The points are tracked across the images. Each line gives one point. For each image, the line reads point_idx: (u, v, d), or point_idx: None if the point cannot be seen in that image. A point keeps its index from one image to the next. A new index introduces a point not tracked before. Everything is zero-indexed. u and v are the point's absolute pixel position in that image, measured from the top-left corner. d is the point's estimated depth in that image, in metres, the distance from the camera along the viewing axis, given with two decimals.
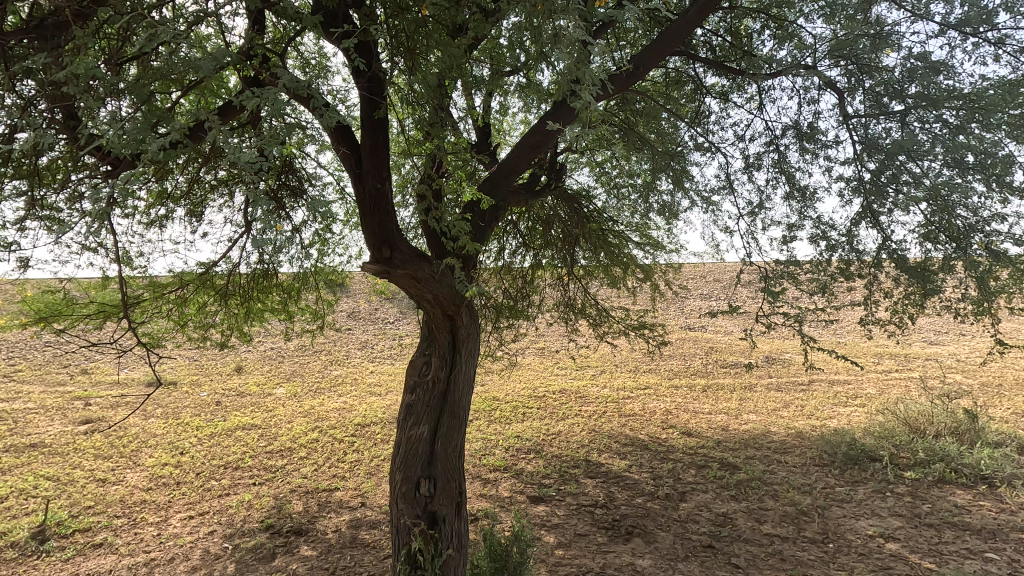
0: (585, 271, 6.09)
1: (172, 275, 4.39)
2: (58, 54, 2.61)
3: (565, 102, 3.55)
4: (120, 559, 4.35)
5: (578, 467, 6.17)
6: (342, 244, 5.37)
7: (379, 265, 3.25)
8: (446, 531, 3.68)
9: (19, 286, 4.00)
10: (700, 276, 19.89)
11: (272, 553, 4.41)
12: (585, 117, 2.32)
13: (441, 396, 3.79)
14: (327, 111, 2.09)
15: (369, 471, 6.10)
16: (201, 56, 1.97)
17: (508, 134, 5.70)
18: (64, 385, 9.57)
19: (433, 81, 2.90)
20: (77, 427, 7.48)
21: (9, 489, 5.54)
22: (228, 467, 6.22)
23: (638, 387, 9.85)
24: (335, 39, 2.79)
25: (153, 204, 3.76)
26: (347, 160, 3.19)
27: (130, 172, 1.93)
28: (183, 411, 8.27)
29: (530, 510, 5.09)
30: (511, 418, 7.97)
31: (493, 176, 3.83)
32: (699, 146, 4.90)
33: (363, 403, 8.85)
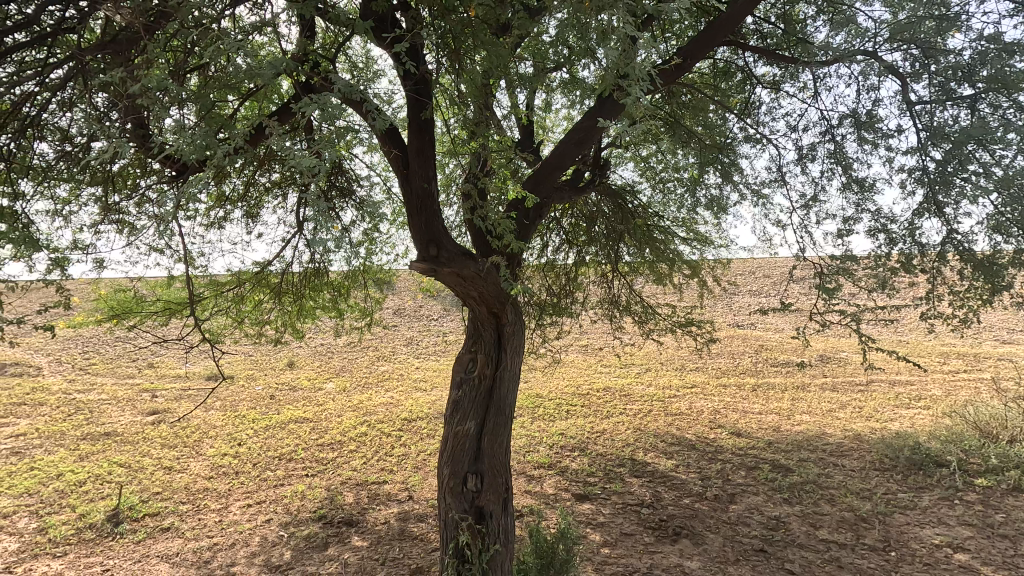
0: (630, 268, 6.01)
1: (231, 274, 4.60)
2: (130, 66, 2.77)
3: (611, 97, 3.51)
4: (186, 543, 4.61)
5: (623, 465, 6.11)
6: (389, 244, 5.50)
7: (425, 264, 3.30)
8: (492, 527, 3.72)
9: (95, 286, 4.30)
10: (749, 272, 19.29)
11: (325, 543, 4.58)
12: (634, 112, 2.30)
13: (486, 393, 3.82)
14: (378, 112, 2.16)
15: (416, 465, 6.24)
16: (260, 66, 2.06)
17: (552, 131, 5.69)
18: (132, 378, 10.19)
19: (479, 81, 2.93)
20: (145, 418, 7.96)
21: (87, 474, 5.95)
22: (282, 458, 6.48)
23: (684, 385, 9.66)
24: (385, 44, 2.87)
25: (213, 206, 3.92)
26: (395, 162, 3.26)
27: (196, 178, 2.06)
28: (241, 404, 8.67)
29: (575, 508, 5.08)
30: (554, 415, 7.96)
31: (537, 173, 3.83)
32: (749, 138, 4.76)
33: (409, 398, 9.04)
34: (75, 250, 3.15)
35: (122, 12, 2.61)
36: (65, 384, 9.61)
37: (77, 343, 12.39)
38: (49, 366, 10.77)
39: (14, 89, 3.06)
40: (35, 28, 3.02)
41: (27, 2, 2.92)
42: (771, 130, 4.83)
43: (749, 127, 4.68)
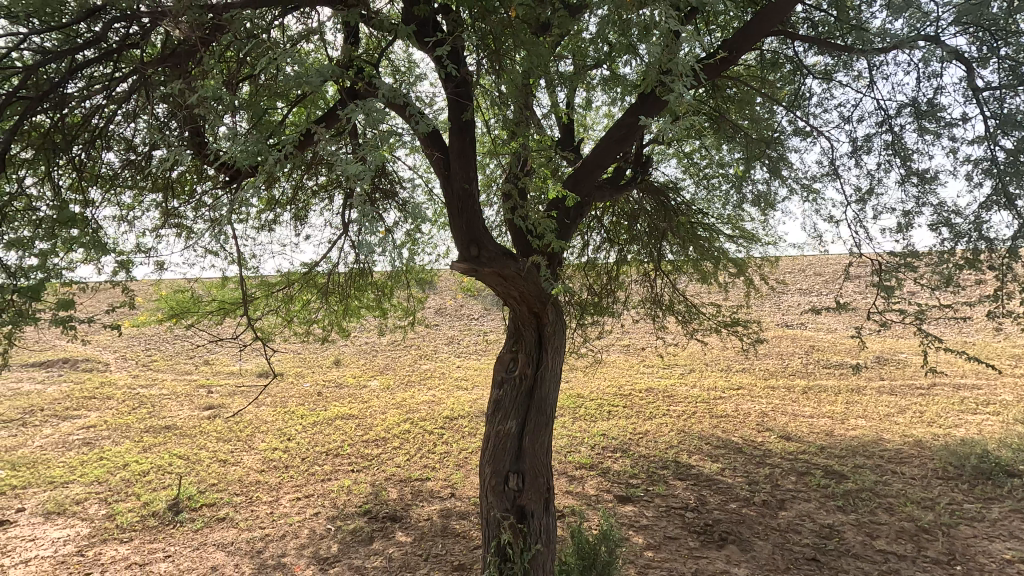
0: (673, 266, 5.89)
1: (281, 275, 4.77)
2: (189, 78, 2.91)
3: (653, 93, 3.45)
4: (240, 533, 4.81)
5: (666, 468, 6.01)
6: (431, 244, 5.57)
7: (467, 264, 3.34)
8: (534, 526, 3.73)
9: (157, 287, 4.54)
10: (799, 270, 18.61)
11: (370, 537, 4.69)
12: (676, 108, 2.26)
13: (527, 393, 3.82)
14: (421, 115, 2.20)
15: (458, 463, 6.31)
16: (307, 73, 2.13)
17: (592, 129, 5.64)
18: (190, 374, 10.71)
19: (519, 81, 2.94)
20: (201, 412, 8.35)
21: (150, 465, 6.30)
22: (329, 454, 6.67)
23: (730, 387, 9.40)
24: (428, 48, 2.91)
25: (264, 210, 4.07)
26: (437, 164, 3.31)
27: (250, 184, 2.15)
28: (290, 400, 8.99)
29: (618, 509, 5.03)
30: (596, 415, 7.89)
31: (578, 172, 3.81)
32: (799, 131, 4.59)
33: (451, 397, 9.15)
34: (139, 254, 3.34)
35: (181, 27, 2.74)
36: (130, 380, 10.19)
37: (141, 341, 13.13)
38: (116, 362, 11.45)
39: (84, 102, 3.25)
40: (102, 45, 3.20)
41: (95, 20, 3.10)
42: (822, 121, 4.65)
43: (799, 119, 4.52)
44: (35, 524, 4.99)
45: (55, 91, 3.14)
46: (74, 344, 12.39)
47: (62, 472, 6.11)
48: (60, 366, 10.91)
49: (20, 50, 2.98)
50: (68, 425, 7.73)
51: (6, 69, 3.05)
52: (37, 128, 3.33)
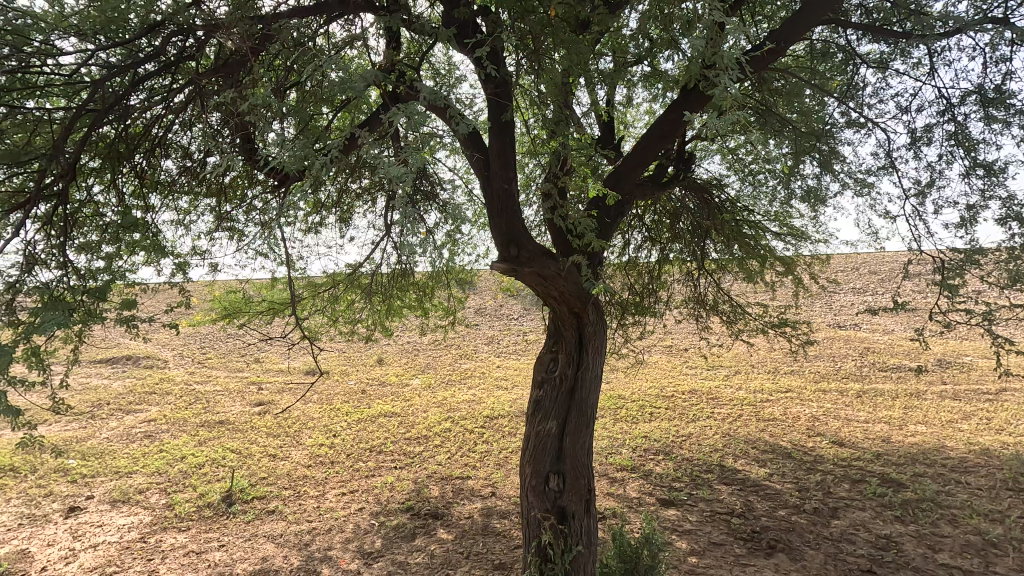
0: (717, 265, 5.73)
1: (327, 275, 4.91)
2: (240, 87, 3.03)
3: (696, 88, 3.36)
4: (289, 526, 4.97)
5: (711, 472, 5.86)
6: (471, 244, 5.60)
7: (507, 264, 3.35)
8: (575, 528, 3.71)
9: (211, 287, 4.74)
10: (852, 269, 17.82)
11: (412, 533, 4.76)
12: (720, 104, 2.20)
13: (567, 393, 3.80)
14: (461, 117, 2.22)
15: (498, 462, 6.33)
16: (352, 79, 2.19)
17: (633, 126, 5.56)
18: (242, 371, 11.16)
19: (559, 80, 2.93)
20: (252, 408, 8.69)
21: (206, 458, 6.59)
22: (373, 451, 6.82)
23: (778, 389, 9.09)
24: (468, 50, 2.93)
25: (310, 212, 4.19)
26: (477, 164, 3.33)
27: (297, 187, 2.23)
28: (336, 397, 9.24)
29: (661, 513, 4.93)
30: (637, 417, 7.77)
31: (618, 170, 3.77)
32: (852, 122, 4.39)
33: (491, 396, 9.20)
34: (194, 256, 3.50)
35: (233, 37, 2.86)
36: (187, 376, 10.70)
37: (197, 339, 13.77)
38: (174, 359, 12.05)
39: (145, 113, 3.42)
40: (162, 58, 3.36)
41: (156, 35, 3.26)
42: (878, 112, 4.44)
43: (852, 110, 4.33)
44: (102, 511, 5.30)
45: (119, 104, 3.31)
46: (137, 342, 13.12)
47: (126, 462, 6.47)
48: (124, 362, 11.56)
49: (88, 66, 3.16)
50: (131, 418, 8.18)
51: (75, 84, 3.25)
52: (104, 138, 3.53)
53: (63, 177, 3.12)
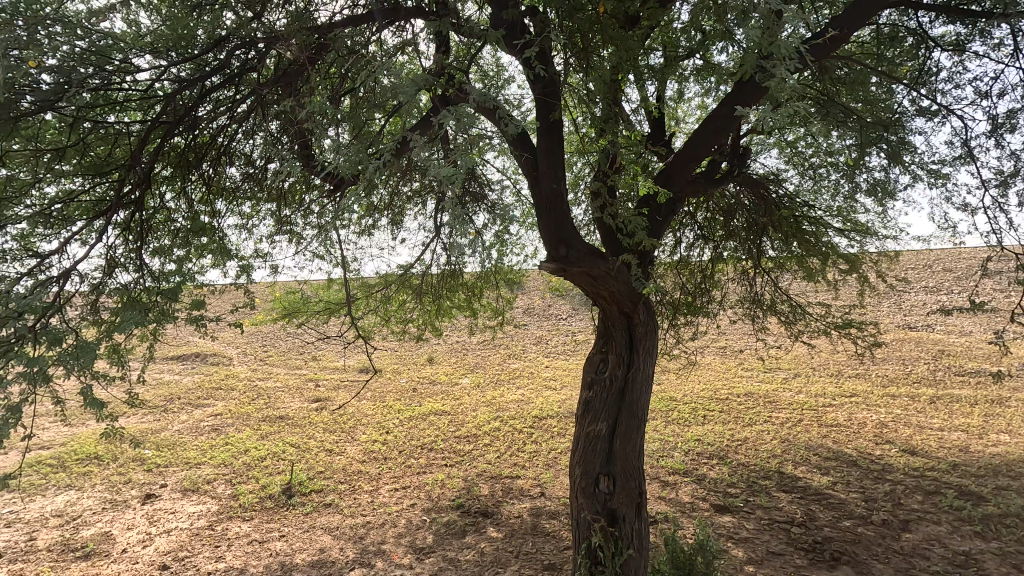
0: (775, 263, 5.51)
1: (379, 275, 5.03)
2: (298, 95, 3.17)
3: (752, 80, 3.26)
4: (344, 519, 5.14)
5: (769, 478, 5.64)
6: (519, 244, 5.62)
7: (556, 264, 3.34)
8: (626, 531, 3.66)
9: (272, 288, 4.96)
10: (924, 266, 16.73)
11: (463, 531, 4.82)
12: (778, 95, 2.13)
13: (618, 394, 3.74)
14: (509, 118, 2.24)
15: (547, 463, 6.33)
16: (404, 84, 2.25)
17: (684, 122, 5.43)
18: (300, 369, 11.62)
19: (608, 77, 2.90)
20: (310, 404, 9.05)
21: (267, 451, 6.91)
22: (424, 448, 6.95)
23: (842, 393, 8.65)
24: (516, 51, 2.96)
25: (364, 215, 4.31)
26: (526, 164, 3.34)
27: (351, 190, 2.32)
28: (388, 395, 9.48)
29: (715, 519, 4.79)
30: (690, 420, 7.58)
31: (670, 167, 3.69)
32: (924, 110, 4.13)
33: (540, 396, 9.20)
34: (257, 259, 3.68)
35: (292, 48, 3.00)
36: (250, 373, 11.25)
37: (259, 338, 14.45)
38: (238, 357, 12.69)
39: (212, 123, 3.63)
40: (227, 71, 3.54)
41: (221, 49, 3.45)
42: (953, 99, 4.15)
43: (924, 97, 4.07)
44: (174, 499, 5.65)
45: (188, 115, 3.52)
46: (205, 340, 13.90)
47: (196, 454, 6.87)
48: (194, 359, 12.27)
49: (161, 81, 3.39)
50: (200, 412, 8.68)
51: (150, 98, 3.49)
52: (175, 149, 3.76)
53: (140, 186, 3.37)
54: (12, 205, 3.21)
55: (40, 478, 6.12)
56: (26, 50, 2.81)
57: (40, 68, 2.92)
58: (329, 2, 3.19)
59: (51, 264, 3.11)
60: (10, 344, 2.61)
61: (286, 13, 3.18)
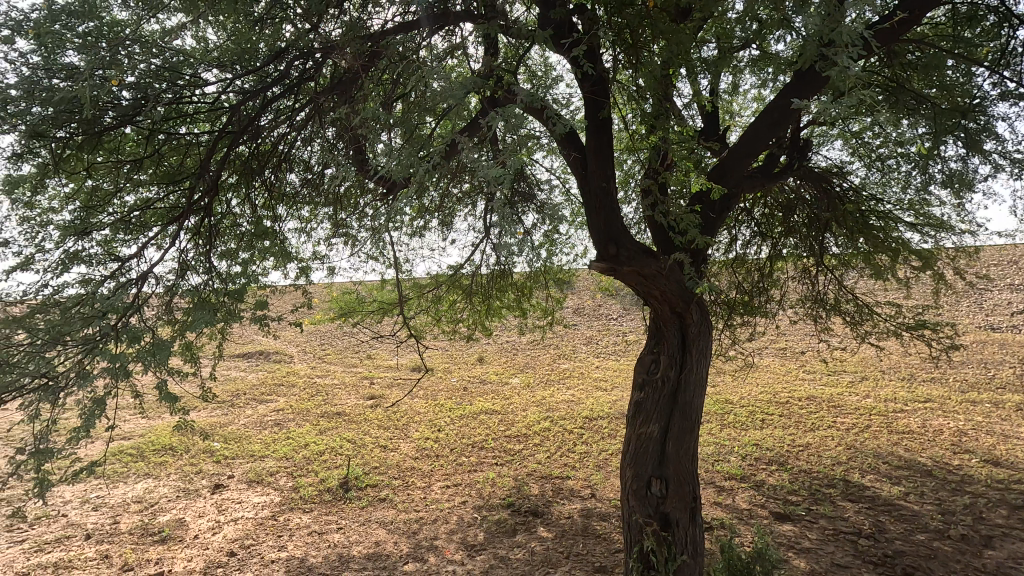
0: (839, 261, 5.24)
1: (430, 276, 5.12)
2: (353, 102, 3.28)
3: (813, 70, 3.12)
4: (398, 513, 5.27)
5: (834, 486, 5.37)
6: (569, 244, 5.60)
7: (605, 264, 3.31)
8: (679, 536, 3.58)
9: (329, 289, 5.15)
10: (1009, 262, 15.48)
11: (514, 529, 4.84)
12: (841, 83, 2.03)
13: (670, 396, 3.66)
14: (557, 117, 2.24)
15: (598, 464, 6.27)
16: (454, 88, 2.29)
17: (739, 115, 5.26)
18: (356, 367, 12.01)
19: (658, 72, 2.84)
20: (365, 401, 9.33)
21: (325, 446, 7.18)
22: (475, 446, 7.03)
23: (915, 398, 8.12)
24: (565, 50, 2.96)
25: (416, 217, 4.41)
26: (574, 163, 3.33)
27: (404, 192, 2.38)
28: (440, 393, 9.64)
29: (775, 527, 4.60)
30: (747, 423, 7.32)
31: (724, 162, 3.58)
32: (1006, 95, 3.83)
33: (590, 397, 9.12)
34: (315, 261, 3.83)
35: (346, 56, 3.11)
36: (309, 371, 11.71)
37: (317, 337, 15.02)
38: (298, 355, 13.24)
39: (274, 132, 3.80)
40: (286, 81, 3.70)
41: (281, 60, 3.62)
42: None
43: (1007, 81, 3.77)
44: (241, 489, 5.96)
45: (252, 125, 3.71)
46: (268, 339, 14.59)
47: (260, 447, 7.22)
48: (258, 357, 12.91)
49: (227, 93, 3.59)
50: (264, 408, 9.12)
51: (218, 110, 3.71)
52: (240, 157, 3.97)
53: (209, 193, 3.58)
54: (98, 213, 3.48)
55: (123, 466, 6.60)
56: (109, 70, 3.06)
57: (120, 85, 3.16)
58: (381, 11, 3.29)
59: (131, 268, 3.35)
60: (97, 341, 2.83)
61: (341, 23, 3.29)
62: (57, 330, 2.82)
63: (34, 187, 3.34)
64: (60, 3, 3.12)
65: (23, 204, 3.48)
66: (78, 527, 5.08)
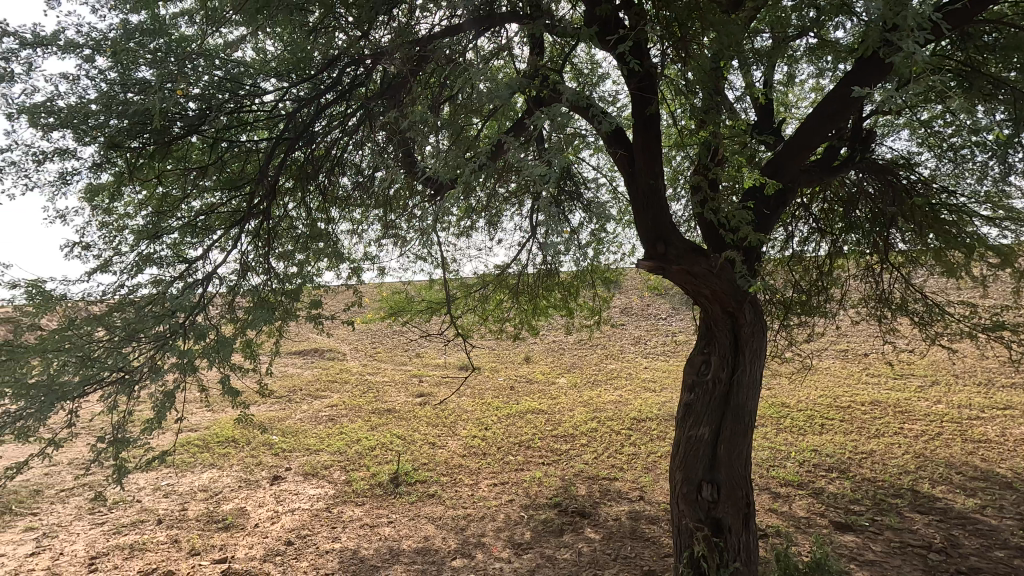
0: (906, 258, 4.95)
1: (477, 276, 5.17)
2: (402, 106, 3.35)
3: (878, 58, 2.98)
4: (447, 509, 5.36)
5: (901, 497, 5.08)
6: (616, 242, 5.53)
7: (653, 262, 3.27)
8: (733, 543, 3.47)
9: (380, 289, 5.29)
10: None
11: (561, 530, 4.83)
12: (906, 69, 1.91)
13: (722, 398, 3.56)
14: (603, 114, 2.22)
15: (647, 466, 6.16)
16: (500, 89, 2.32)
17: (796, 107, 5.05)
18: (405, 365, 12.28)
19: (709, 64, 2.76)
20: (415, 399, 9.53)
21: (377, 442, 7.37)
22: (522, 445, 7.06)
23: (993, 405, 7.56)
24: (611, 47, 2.92)
25: (462, 217, 4.47)
26: (621, 161, 3.30)
27: (451, 192, 2.43)
28: (487, 392, 9.73)
29: (836, 538, 4.39)
30: (805, 428, 7.02)
31: (779, 157, 3.45)
32: None
33: (639, 397, 8.98)
34: (366, 262, 3.95)
35: (395, 61, 3.18)
36: (361, 368, 12.07)
37: (368, 335, 15.46)
38: (351, 352, 13.66)
39: (327, 137, 3.94)
40: (339, 87, 3.83)
41: (333, 67, 3.74)
42: None
43: None
44: (297, 481, 6.21)
45: (307, 131, 3.86)
46: (322, 337, 15.13)
47: (315, 441, 7.49)
48: (313, 354, 13.41)
49: (284, 101, 3.75)
50: (318, 403, 9.47)
51: (274, 117, 3.88)
52: (296, 162, 4.13)
53: (267, 197, 3.75)
54: (167, 218, 3.70)
55: (190, 456, 7.00)
56: (176, 82, 3.25)
57: (187, 97, 3.35)
58: (429, 15, 3.34)
59: (197, 269, 3.55)
60: (167, 337, 3.06)
61: (391, 29, 3.37)
62: (132, 327, 3.03)
63: (111, 195, 3.59)
64: (135, 22, 3.34)
65: (102, 211, 3.75)
66: (151, 512, 5.43)
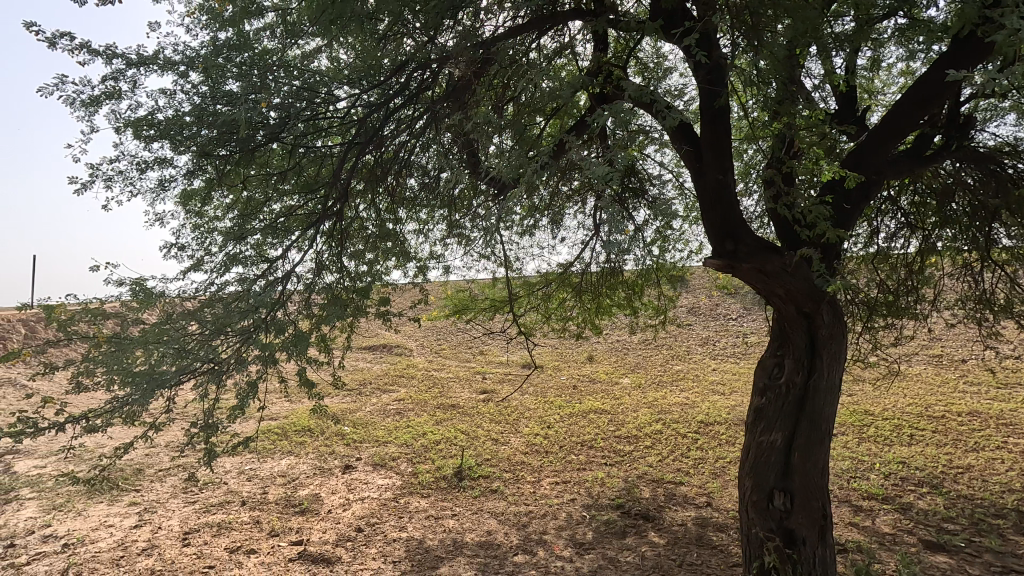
0: (1012, 254, 4.50)
1: (540, 275, 5.20)
2: (467, 108, 3.42)
3: (977, 37, 2.73)
4: (509, 506, 5.41)
5: (1003, 517, 4.63)
6: (682, 240, 5.39)
7: (722, 260, 3.18)
8: (807, 555, 3.30)
9: (444, 286, 5.42)
10: None
11: (624, 531, 4.77)
12: (1011, 48, 1.74)
13: (796, 403, 3.38)
14: (669, 109, 2.16)
15: (714, 472, 5.96)
16: (563, 88, 2.32)
17: (882, 93, 4.71)
18: (469, 362, 12.50)
19: (783, 53, 2.63)
20: (478, 395, 9.68)
21: (441, 436, 7.56)
22: (584, 445, 7.01)
23: None
24: (677, 39, 2.85)
25: (525, 216, 4.51)
26: (688, 156, 3.22)
27: (513, 192, 2.47)
28: (549, 391, 9.73)
29: (926, 557, 4.07)
30: (891, 438, 6.54)
31: (862, 147, 3.23)
32: None
33: (706, 400, 8.68)
34: (432, 261, 4.06)
35: (460, 64, 3.25)
36: (427, 364, 12.40)
37: (433, 332, 15.85)
38: (417, 348, 14.06)
39: (395, 141, 4.08)
40: (406, 92, 3.96)
41: (401, 73, 3.86)
42: None
43: None
44: (367, 471, 6.48)
45: (377, 135, 4.02)
46: (390, 333, 15.66)
47: (383, 433, 7.78)
48: (382, 350, 13.91)
49: (356, 107, 3.92)
50: (386, 397, 9.82)
51: (346, 123, 4.05)
52: (367, 165, 4.31)
53: (341, 199, 3.94)
54: (251, 220, 3.96)
55: (270, 443, 7.47)
56: (259, 94, 3.47)
57: (269, 107, 3.57)
58: (493, 17, 3.40)
59: (278, 268, 3.79)
60: (252, 331, 3.31)
61: (456, 32, 3.44)
62: (220, 322, 3.28)
63: (203, 199, 3.89)
64: (223, 39, 3.60)
65: (195, 215, 4.07)
66: (237, 494, 5.85)
